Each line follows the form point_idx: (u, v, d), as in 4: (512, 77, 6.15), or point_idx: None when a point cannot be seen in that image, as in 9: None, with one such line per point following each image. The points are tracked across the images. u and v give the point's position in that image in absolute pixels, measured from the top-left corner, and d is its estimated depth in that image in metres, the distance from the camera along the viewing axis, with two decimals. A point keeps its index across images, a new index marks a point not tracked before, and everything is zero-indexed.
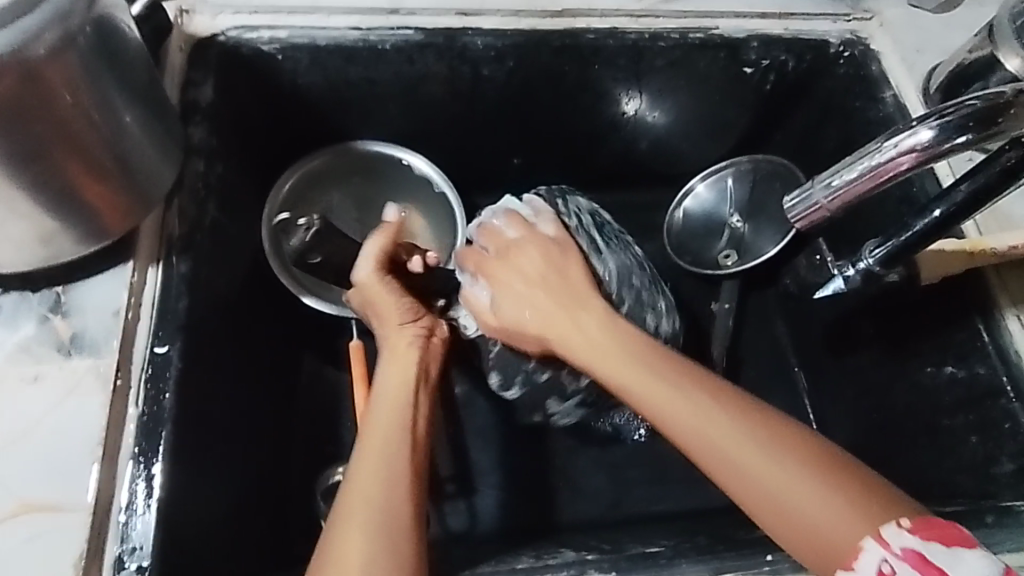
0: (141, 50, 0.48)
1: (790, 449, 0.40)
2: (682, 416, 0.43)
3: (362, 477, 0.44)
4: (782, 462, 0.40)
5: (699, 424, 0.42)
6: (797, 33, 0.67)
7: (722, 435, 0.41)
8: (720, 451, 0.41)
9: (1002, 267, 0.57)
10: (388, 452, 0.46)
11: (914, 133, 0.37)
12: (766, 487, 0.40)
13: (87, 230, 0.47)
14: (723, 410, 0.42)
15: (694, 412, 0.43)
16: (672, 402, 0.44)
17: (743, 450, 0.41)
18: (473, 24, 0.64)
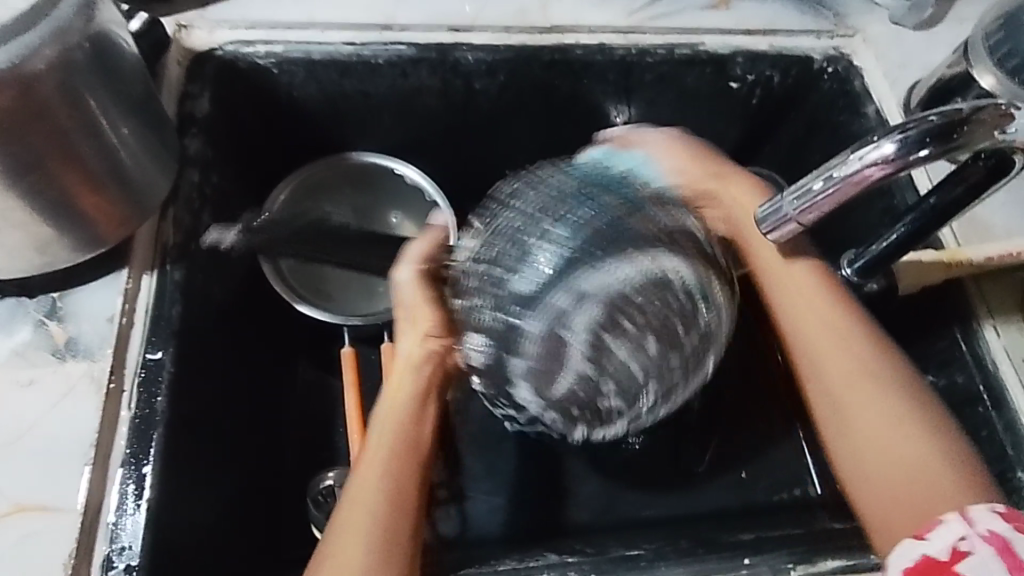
0: (138, 64, 0.50)
1: (910, 424, 0.47)
2: (870, 392, 0.48)
3: (366, 482, 0.48)
4: (927, 449, 0.46)
5: (858, 407, 0.49)
6: (782, 49, 0.69)
7: (871, 418, 0.48)
8: (877, 431, 0.47)
9: (981, 278, 0.58)
10: (392, 452, 0.49)
11: (877, 147, 0.39)
12: (883, 476, 0.47)
13: (82, 239, 0.49)
14: (900, 391, 0.48)
15: (843, 384, 0.50)
16: (870, 390, 0.49)
17: (875, 424, 0.47)
18: (464, 40, 0.66)
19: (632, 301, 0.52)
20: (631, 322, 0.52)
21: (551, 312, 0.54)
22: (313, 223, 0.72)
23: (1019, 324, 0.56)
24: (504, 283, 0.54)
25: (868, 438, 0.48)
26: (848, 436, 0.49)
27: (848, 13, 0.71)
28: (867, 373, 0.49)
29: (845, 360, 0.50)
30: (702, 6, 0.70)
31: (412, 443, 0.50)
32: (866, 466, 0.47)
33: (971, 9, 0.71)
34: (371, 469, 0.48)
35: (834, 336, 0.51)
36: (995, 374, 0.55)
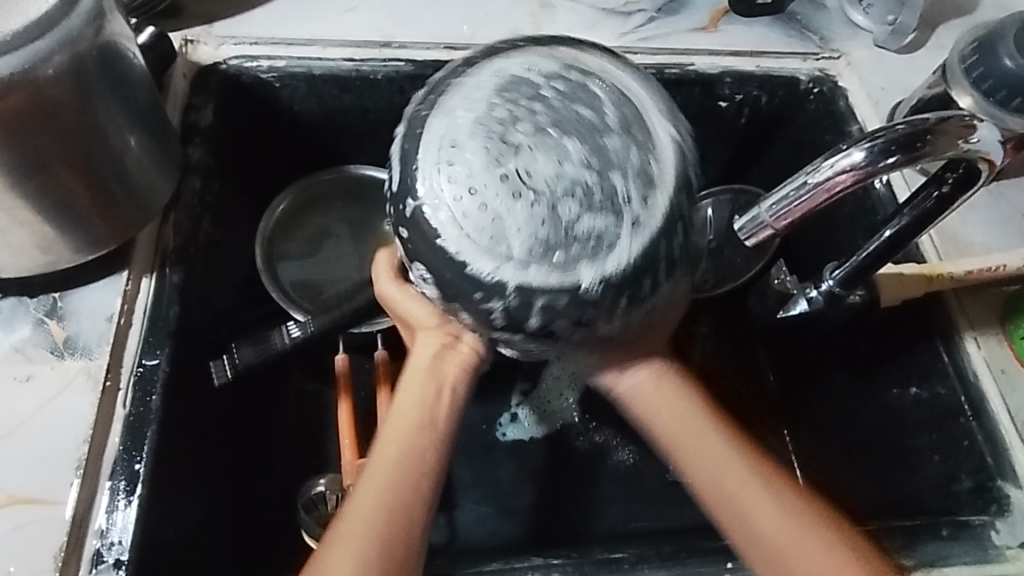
0: (145, 75, 0.52)
1: (804, 515, 0.46)
2: (704, 461, 0.48)
3: (367, 498, 0.45)
4: (817, 531, 0.46)
5: (746, 496, 0.46)
6: (768, 70, 0.71)
7: (769, 511, 0.46)
8: (751, 507, 0.46)
9: (961, 293, 0.59)
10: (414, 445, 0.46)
11: (848, 155, 0.42)
12: (807, 572, 0.45)
13: (85, 240, 0.50)
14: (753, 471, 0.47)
15: (684, 432, 0.48)
16: (727, 457, 0.47)
17: (757, 502, 0.46)
18: (461, 58, 0.68)
19: (576, 160, 0.40)
20: (581, 145, 0.40)
21: (493, 197, 0.39)
22: (311, 235, 0.74)
23: (999, 337, 0.58)
24: (429, 129, 0.42)
25: (759, 524, 0.46)
26: (756, 527, 0.46)
27: (832, 36, 0.74)
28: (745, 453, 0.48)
29: (712, 458, 0.47)
30: (691, 28, 0.73)
31: (431, 429, 0.48)
32: (804, 551, 0.45)
33: (952, 35, 0.74)
34: (376, 482, 0.45)
35: (670, 405, 0.49)
36: (976, 385, 0.56)
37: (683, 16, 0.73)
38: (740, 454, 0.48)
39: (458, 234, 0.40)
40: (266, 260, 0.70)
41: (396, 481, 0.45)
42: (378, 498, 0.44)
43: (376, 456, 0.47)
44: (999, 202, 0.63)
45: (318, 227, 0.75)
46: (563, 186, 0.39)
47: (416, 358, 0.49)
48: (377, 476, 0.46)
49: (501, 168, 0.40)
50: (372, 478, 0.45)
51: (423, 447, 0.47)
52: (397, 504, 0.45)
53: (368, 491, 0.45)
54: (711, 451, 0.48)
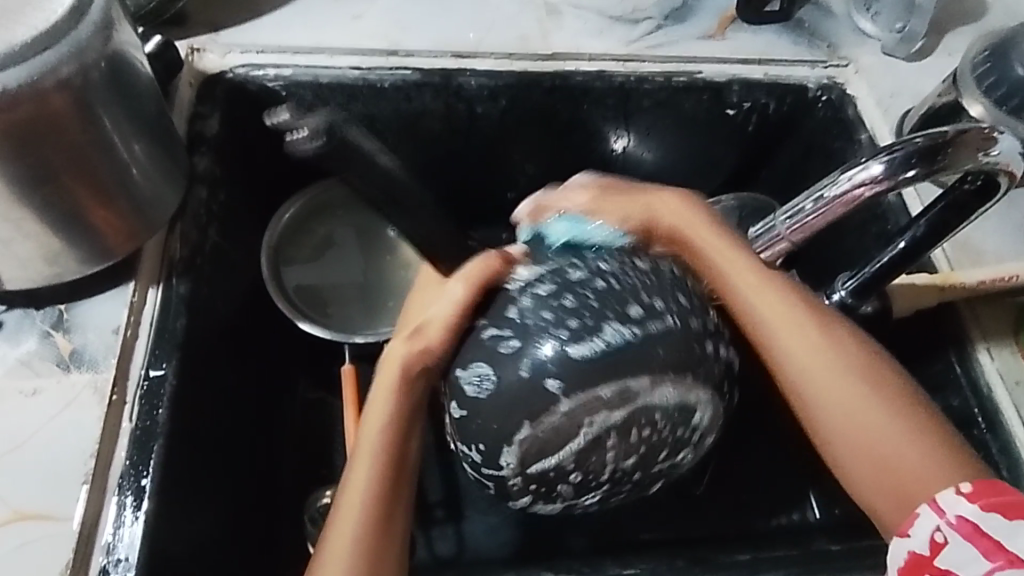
0: (152, 83, 0.51)
1: (882, 396, 0.44)
2: (793, 348, 0.46)
3: (350, 502, 0.46)
4: (883, 411, 0.44)
5: (838, 391, 0.45)
6: (776, 78, 0.71)
7: (839, 402, 0.45)
8: (829, 390, 0.45)
9: (973, 302, 0.59)
10: (381, 460, 0.47)
11: (865, 168, 0.42)
12: (857, 440, 0.44)
13: (92, 252, 0.50)
14: (826, 343, 0.46)
15: (782, 328, 0.46)
16: (813, 351, 0.46)
17: (828, 394, 0.45)
18: (468, 66, 0.68)
19: (647, 363, 0.43)
20: (644, 393, 0.43)
21: (547, 380, 0.43)
22: (317, 243, 0.74)
23: (1012, 347, 0.57)
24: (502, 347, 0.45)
25: (831, 414, 0.45)
26: (845, 417, 0.44)
27: (840, 43, 0.73)
28: (829, 334, 0.46)
29: (792, 327, 0.46)
30: (698, 36, 0.72)
31: (396, 442, 0.48)
32: (875, 436, 0.44)
33: (960, 41, 0.73)
34: (356, 486, 0.46)
35: (767, 300, 0.47)
36: (990, 396, 0.56)
37: (690, 23, 0.73)
38: (829, 332, 0.46)
39: (508, 385, 0.44)
40: (273, 269, 0.69)
41: (376, 483, 0.46)
42: (358, 503, 0.45)
43: (354, 465, 0.47)
44: (1011, 210, 0.62)
45: (325, 235, 0.74)
46: (616, 402, 0.43)
47: (387, 364, 0.49)
48: (356, 482, 0.46)
49: (587, 322, 0.43)
50: (353, 484, 0.46)
51: (394, 448, 0.47)
52: (378, 505, 0.46)
53: (351, 496, 0.46)
54: (801, 344, 0.46)
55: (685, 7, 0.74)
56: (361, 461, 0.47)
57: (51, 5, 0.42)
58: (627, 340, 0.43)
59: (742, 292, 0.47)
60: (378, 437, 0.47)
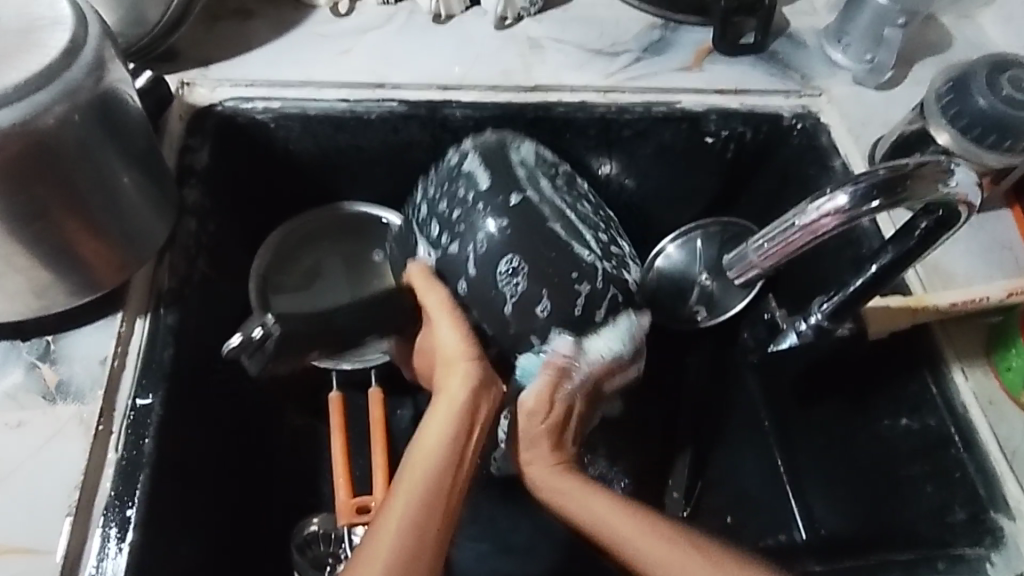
0: (142, 118, 0.53)
1: (627, 509, 0.52)
2: (576, 500, 0.53)
3: (392, 513, 0.48)
4: (736, 573, 0.48)
5: (611, 520, 0.52)
6: (752, 108, 0.73)
7: (686, 573, 0.48)
8: (598, 518, 0.52)
9: (946, 323, 0.61)
10: (444, 460, 0.50)
11: (832, 199, 0.44)
12: (682, 573, 0.48)
13: (81, 284, 0.51)
14: (597, 492, 0.53)
15: (540, 476, 0.55)
16: (593, 497, 0.53)
17: (623, 527, 0.51)
18: (453, 98, 0.70)
19: (588, 211, 0.60)
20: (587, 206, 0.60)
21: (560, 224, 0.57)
22: (306, 273, 0.75)
23: (985, 367, 0.59)
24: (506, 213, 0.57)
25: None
26: (586, 521, 0.53)
27: (813, 74, 0.76)
28: (633, 517, 0.51)
29: (547, 458, 0.56)
30: (677, 68, 0.75)
31: (455, 449, 0.51)
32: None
33: (928, 71, 0.76)
34: (412, 483, 0.49)
35: (534, 452, 0.56)
36: (965, 416, 0.57)
37: (668, 55, 0.76)
38: (643, 520, 0.51)
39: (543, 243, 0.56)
40: (262, 300, 0.70)
41: (433, 479, 0.49)
42: (404, 511, 0.48)
43: (411, 460, 0.51)
44: (980, 233, 0.64)
45: (314, 264, 0.75)
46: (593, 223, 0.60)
47: (445, 397, 0.53)
48: (401, 495, 0.49)
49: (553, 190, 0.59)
50: (401, 493, 0.49)
51: (448, 468, 0.50)
52: (422, 517, 0.48)
53: (398, 504, 0.48)
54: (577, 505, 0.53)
55: (664, 40, 0.77)
56: (410, 479, 0.50)
57: (45, 48, 0.43)
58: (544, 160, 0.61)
59: (533, 473, 0.56)
60: (440, 441, 0.51)
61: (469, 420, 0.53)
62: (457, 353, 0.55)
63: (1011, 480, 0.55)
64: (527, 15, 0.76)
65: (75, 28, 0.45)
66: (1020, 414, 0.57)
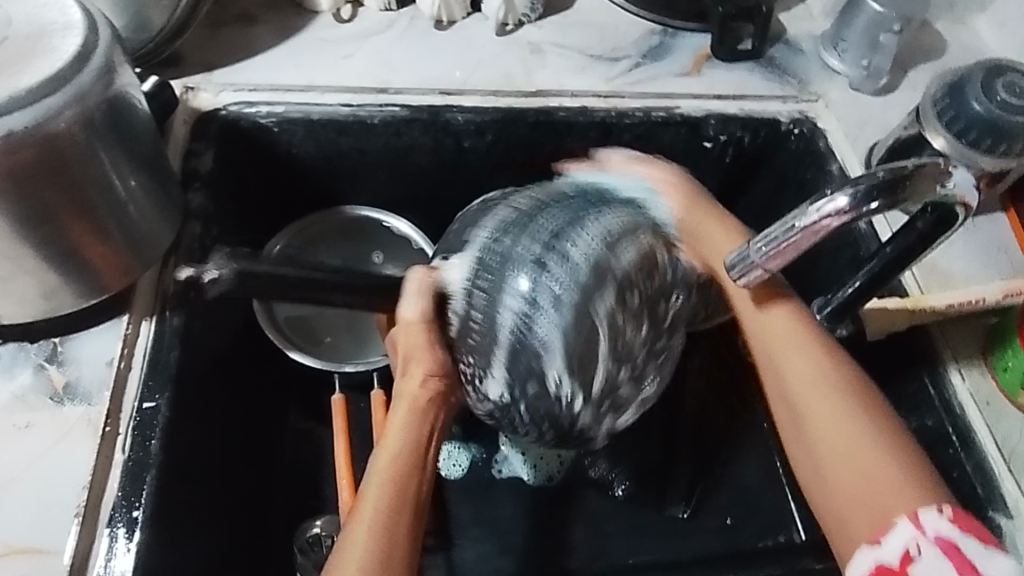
0: (149, 122, 0.53)
1: (840, 396, 0.48)
2: (784, 363, 0.51)
3: (359, 523, 0.46)
4: (866, 422, 0.47)
5: (811, 402, 0.49)
6: (751, 112, 0.74)
7: (820, 405, 0.49)
8: (803, 398, 0.49)
9: (943, 324, 0.61)
10: (402, 457, 0.49)
11: (833, 200, 0.44)
12: (847, 469, 0.46)
13: (89, 287, 0.51)
14: (823, 373, 0.50)
15: (781, 332, 0.52)
16: (808, 373, 0.50)
17: (819, 416, 0.48)
18: (455, 102, 0.71)
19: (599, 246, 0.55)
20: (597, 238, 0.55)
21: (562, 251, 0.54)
22: None
23: (981, 367, 0.60)
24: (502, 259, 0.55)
25: (810, 428, 0.48)
26: (778, 390, 0.51)
27: (810, 79, 0.77)
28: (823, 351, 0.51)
29: (789, 334, 0.52)
30: (676, 73, 0.76)
31: (414, 446, 0.50)
32: (822, 439, 0.48)
33: (923, 77, 0.77)
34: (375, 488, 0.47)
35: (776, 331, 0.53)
36: (962, 416, 0.58)
37: (668, 61, 0.76)
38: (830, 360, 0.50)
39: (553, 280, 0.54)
40: (265, 301, 0.70)
41: (394, 477, 0.48)
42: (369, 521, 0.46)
43: (372, 469, 0.49)
44: (975, 236, 0.65)
45: (320, 264, 0.75)
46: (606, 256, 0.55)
47: (401, 400, 0.53)
48: (368, 505, 0.47)
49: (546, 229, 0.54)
50: (364, 503, 0.47)
51: (409, 469, 0.49)
52: (388, 525, 0.46)
53: (365, 512, 0.46)
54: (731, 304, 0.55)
55: (663, 45, 0.78)
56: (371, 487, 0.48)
57: (56, 52, 0.44)
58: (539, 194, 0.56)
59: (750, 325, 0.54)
60: (396, 444, 0.50)
61: (423, 420, 0.52)
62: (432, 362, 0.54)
63: (1009, 479, 0.56)
64: (529, 20, 0.77)
65: (85, 33, 0.46)
66: (1017, 413, 0.58)
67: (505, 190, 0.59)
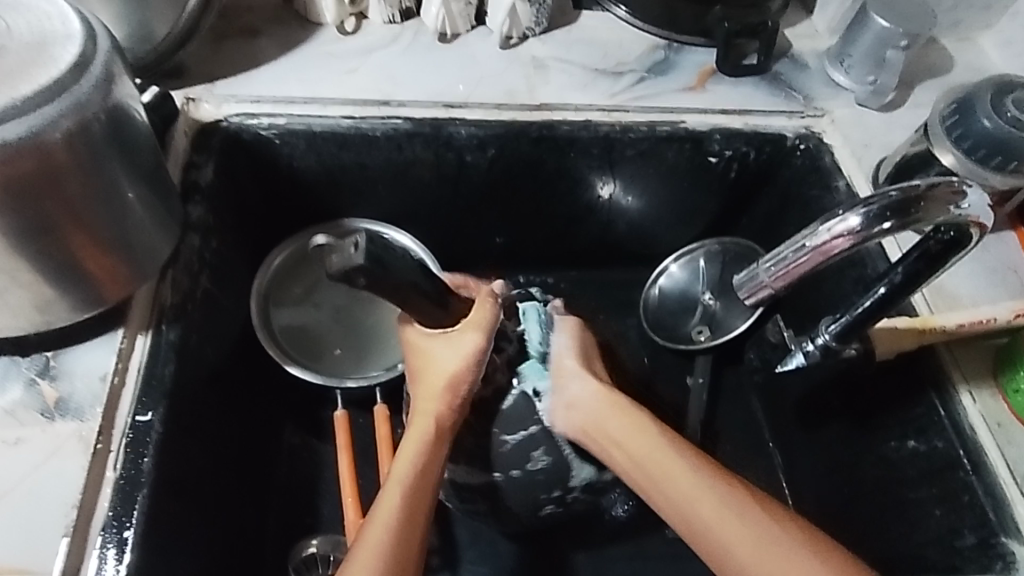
0: (148, 134, 0.52)
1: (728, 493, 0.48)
2: (670, 487, 0.49)
3: (372, 537, 0.47)
4: (688, 473, 0.49)
5: (698, 501, 0.48)
6: (756, 128, 0.73)
7: (648, 463, 0.51)
8: (693, 505, 0.48)
9: (953, 345, 0.60)
10: (417, 477, 0.50)
11: (843, 219, 0.44)
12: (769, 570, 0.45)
13: (84, 300, 0.50)
14: (701, 481, 0.49)
15: (682, 493, 0.49)
16: (685, 482, 0.49)
17: (720, 518, 0.47)
18: (457, 116, 0.70)
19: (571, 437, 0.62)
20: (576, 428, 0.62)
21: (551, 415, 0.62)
22: (308, 284, 0.74)
23: (992, 390, 0.58)
24: None
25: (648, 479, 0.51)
26: (672, 503, 0.49)
27: (815, 96, 0.76)
28: (618, 408, 0.55)
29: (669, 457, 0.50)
30: (680, 88, 0.75)
31: (429, 466, 0.51)
32: (680, 495, 0.48)
33: (929, 94, 0.76)
34: (389, 502, 0.49)
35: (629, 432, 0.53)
36: (973, 438, 0.57)
37: (672, 76, 0.76)
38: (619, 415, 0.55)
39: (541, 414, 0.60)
40: (262, 313, 0.70)
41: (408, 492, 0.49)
42: (381, 539, 0.47)
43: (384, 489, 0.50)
44: (985, 256, 0.64)
45: (315, 277, 0.75)
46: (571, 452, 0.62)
47: (420, 417, 0.54)
48: (379, 520, 0.48)
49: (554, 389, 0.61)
50: (377, 521, 0.48)
51: (421, 490, 0.50)
52: (403, 544, 0.47)
53: (375, 531, 0.47)
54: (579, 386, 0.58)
55: (667, 61, 0.77)
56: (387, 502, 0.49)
57: (55, 63, 0.44)
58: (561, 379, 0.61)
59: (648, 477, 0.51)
60: (413, 459, 0.51)
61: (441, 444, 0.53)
62: (441, 371, 0.54)
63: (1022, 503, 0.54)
64: (532, 35, 0.77)
65: (85, 44, 0.45)
66: None
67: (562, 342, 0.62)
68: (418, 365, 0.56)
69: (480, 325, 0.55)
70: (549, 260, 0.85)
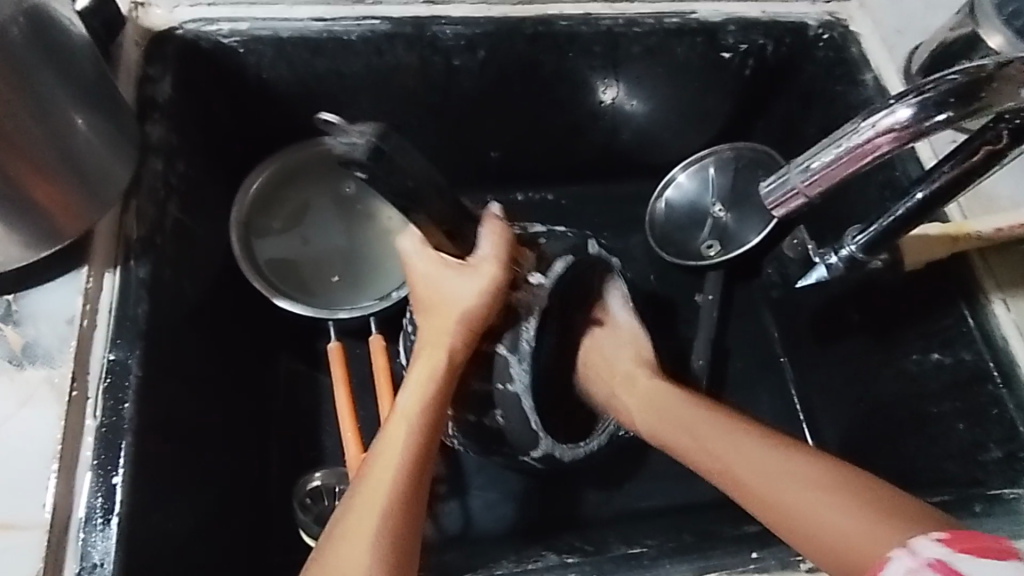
0: (88, 44, 0.46)
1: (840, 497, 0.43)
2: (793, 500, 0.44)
3: (376, 475, 0.45)
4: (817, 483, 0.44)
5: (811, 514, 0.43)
6: (774, 17, 0.66)
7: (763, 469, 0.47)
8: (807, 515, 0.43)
9: (986, 251, 0.56)
10: (422, 414, 0.48)
11: (892, 112, 0.38)
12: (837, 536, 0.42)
13: (38, 237, 0.45)
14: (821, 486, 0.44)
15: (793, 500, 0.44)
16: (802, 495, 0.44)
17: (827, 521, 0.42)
18: (442, 13, 0.63)
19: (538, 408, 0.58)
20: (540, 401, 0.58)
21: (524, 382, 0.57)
22: (290, 213, 0.70)
23: None
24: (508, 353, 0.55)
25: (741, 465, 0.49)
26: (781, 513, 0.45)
27: None
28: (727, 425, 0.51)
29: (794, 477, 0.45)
30: None
31: (437, 398, 0.50)
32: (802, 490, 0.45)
33: None
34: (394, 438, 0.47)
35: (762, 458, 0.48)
36: (1004, 349, 0.54)
37: None
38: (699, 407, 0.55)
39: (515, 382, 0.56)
40: (244, 245, 0.65)
41: (415, 429, 0.48)
42: (385, 477, 0.45)
43: (390, 425, 0.48)
44: None
45: (296, 206, 0.70)
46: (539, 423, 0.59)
47: (431, 349, 0.51)
48: (382, 459, 0.46)
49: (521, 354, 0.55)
50: (382, 455, 0.46)
51: (431, 422, 0.48)
52: (406, 482, 0.45)
53: (384, 465, 0.46)
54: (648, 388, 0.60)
55: None
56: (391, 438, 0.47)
57: None
58: (526, 345, 0.55)
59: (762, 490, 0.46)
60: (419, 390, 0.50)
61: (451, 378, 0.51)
62: (452, 303, 0.51)
63: None
64: None
65: None
66: None
67: (535, 304, 0.55)
68: (428, 296, 0.52)
69: (503, 259, 0.51)
70: (548, 175, 0.79)
